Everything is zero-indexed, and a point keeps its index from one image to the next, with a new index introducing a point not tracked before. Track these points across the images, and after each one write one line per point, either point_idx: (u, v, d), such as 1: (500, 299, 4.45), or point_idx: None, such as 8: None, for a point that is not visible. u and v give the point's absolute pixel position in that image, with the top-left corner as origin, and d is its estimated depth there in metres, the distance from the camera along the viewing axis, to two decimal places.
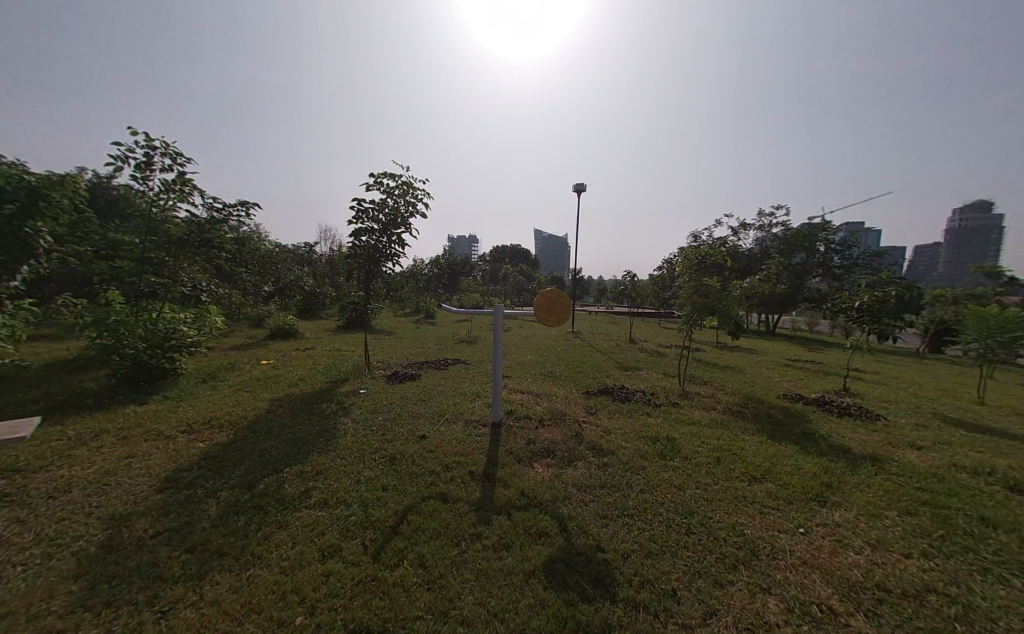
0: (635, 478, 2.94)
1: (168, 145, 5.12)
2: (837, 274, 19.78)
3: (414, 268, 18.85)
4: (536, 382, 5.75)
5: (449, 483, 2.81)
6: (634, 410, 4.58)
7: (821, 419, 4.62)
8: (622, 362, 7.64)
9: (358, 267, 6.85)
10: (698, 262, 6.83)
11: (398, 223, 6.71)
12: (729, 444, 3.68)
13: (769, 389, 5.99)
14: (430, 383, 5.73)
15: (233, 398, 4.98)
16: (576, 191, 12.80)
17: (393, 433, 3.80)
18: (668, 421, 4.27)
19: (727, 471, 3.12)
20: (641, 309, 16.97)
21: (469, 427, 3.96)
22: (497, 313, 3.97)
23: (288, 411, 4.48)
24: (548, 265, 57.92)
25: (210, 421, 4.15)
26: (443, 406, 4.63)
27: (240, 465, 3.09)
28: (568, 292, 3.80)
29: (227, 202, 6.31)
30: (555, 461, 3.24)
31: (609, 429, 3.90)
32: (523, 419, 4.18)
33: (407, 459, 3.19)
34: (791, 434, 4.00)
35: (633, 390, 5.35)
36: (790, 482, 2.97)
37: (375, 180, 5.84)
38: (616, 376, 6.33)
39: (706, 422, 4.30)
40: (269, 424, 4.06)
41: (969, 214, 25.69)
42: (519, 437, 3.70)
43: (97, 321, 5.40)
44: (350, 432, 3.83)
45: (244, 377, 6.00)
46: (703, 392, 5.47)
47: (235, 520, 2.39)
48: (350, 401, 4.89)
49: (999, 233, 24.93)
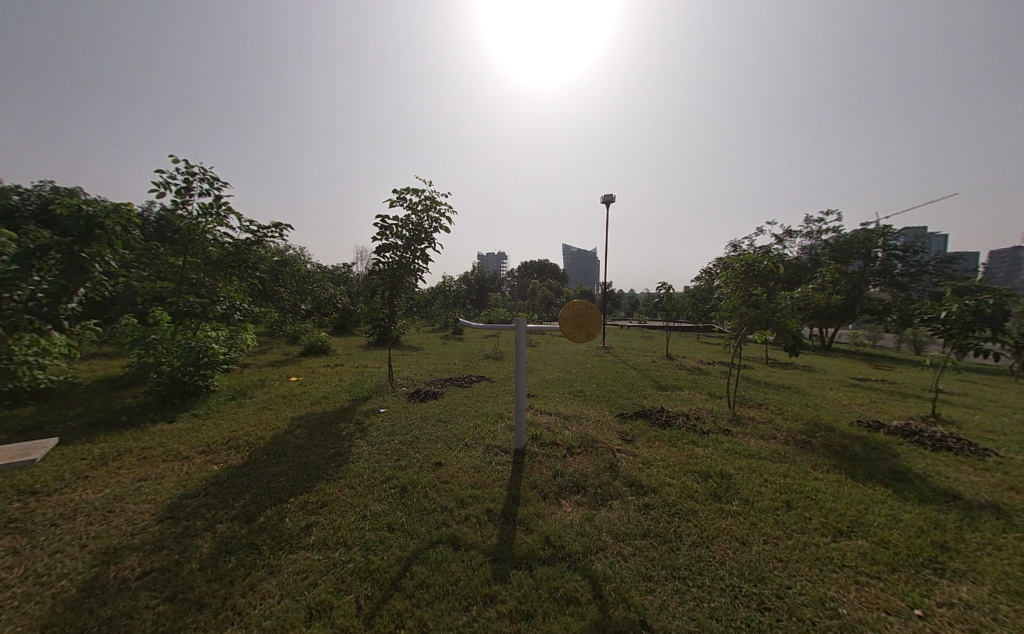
0: (686, 528, 2.45)
1: (207, 170, 5.31)
2: (902, 283, 17.85)
3: (444, 286, 19.08)
4: (565, 402, 5.32)
5: (463, 524, 2.45)
6: (677, 438, 4.02)
7: (912, 455, 3.84)
8: (660, 381, 7.02)
9: (382, 283, 6.76)
10: (746, 270, 6.02)
11: (422, 238, 6.61)
12: (799, 484, 3.06)
13: (838, 414, 5.19)
14: (453, 403, 5.44)
15: (256, 416, 4.91)
16: (605, 201, 12.39)
17: (407, 459, 3.49)
18: (719, 451, 3.68)
19: (800, 522, 2.55)
20: (678, 323, 16.06)
21: (490, 454, 3.59)
22: (520, 327, 3.62)
23: (305, 432, 4.32)
24: (578, 279, 57.22)
25: (228, 441, 4.04)
26: (463, 428, 4.30)
27: (245, 493, 2.89)
28: (598, 304, 3.39)
29: (262, 224, 6.48)
30: (586, 499, 2.80)
31: (649, 461, 3.39)
32: (549, 446, 3.76)
33: (418, 492, 2.86)
34: (877, 474, 3.32)
35: (674, 413, 4.79)
36: (888, 540, 2.36)
37: (398, 195, 5.80)
38: (653, 396, 5.75)
39: (766, 454, 3.68)
40: (283, 446, 3.89)
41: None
42: (545, 467, 3.28)
43: (138, 340, 5.58)
44: (364, 457, 3.58)
45: (271, 394, 5.99)
46: (757, 417, 4.81)
47: (224, 561, 2.15)
48: (368, 421, 4.67)
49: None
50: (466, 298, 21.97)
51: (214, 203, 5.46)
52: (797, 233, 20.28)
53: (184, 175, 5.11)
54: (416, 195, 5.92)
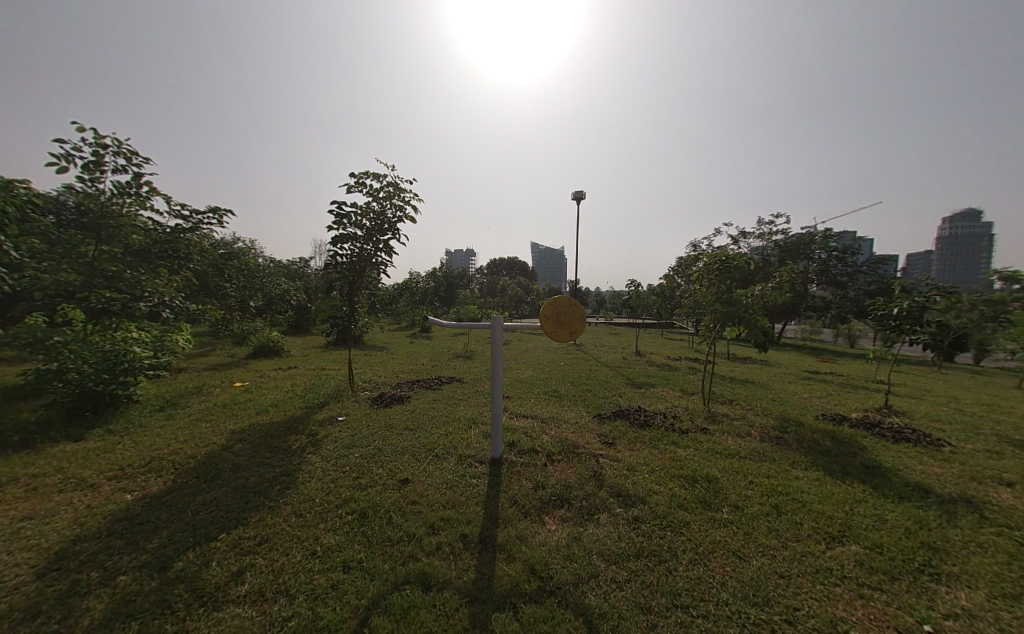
0: (681, 543, 2.25)
1: (123, 142, 4.49)
2: (842, 282, 19.22)
3: (409, 283, 18.35)
4: (540, 404, 5.06)
5: (434, 556, 2.10)
6: (658, 439, 3.87)
7: (879, 448, 3.92)
8: (633, 378, 6.95)
9: (340, 278, 6.16)
10: (718, 267, 6.03)
11: (384, 228, 6.10)
12: (785, 485, 2.98)
13: (804, 408, 5.30)
14: (420, 407, 5.03)
15: (189, 430, 4.25)
16: (575, 197, 12.31)
17: (369, 477, 3.08)
18: (701, 452, 3.56)
19: (793, 528, 2.43)
20: (643, 320, 16.40)
21: (463, 465, 3.25)
22: (496, 324, 3.30)
23: (247, 448, 3.75)
24: (545, 277, 57.63)
25: (149, 463, 3.41)
26: (432, 436, 3.92)
27: (161, 532, 2.36)
28: (582, 300, 3.15)
29: (196, 209, 5.70)
30: (571, 515, 2.54)
31: (634, 466, 3.19)
32: (528, 453, 3.47)
33: (380, 517, 2.48)
34: (854, 470, 3.32)
35: (652, 412, 4.67)
36: (881, 544, 2.29)
37: (357, 179, 5.27)
38: (629, 395, 5.63)
39: (746, 453, 3.60)
40: (218, 466, 3.32)
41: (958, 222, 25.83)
42: (525, 479, 2.99)
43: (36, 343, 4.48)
44: (316, 476, 3.12)
45: (208, 403, 5.26)
46: (732, 414, 4.81)
47: (123, 630, 1.68)
48: (324, 432, 4.16)
49: (991, 243, 24.75)
50: (432, 295, 21.25)
51: (133, 182, 4.70)
52: (751, 234, 21.35)
53: (92, 147, 4.32)
54: (378, 181, 5.42)
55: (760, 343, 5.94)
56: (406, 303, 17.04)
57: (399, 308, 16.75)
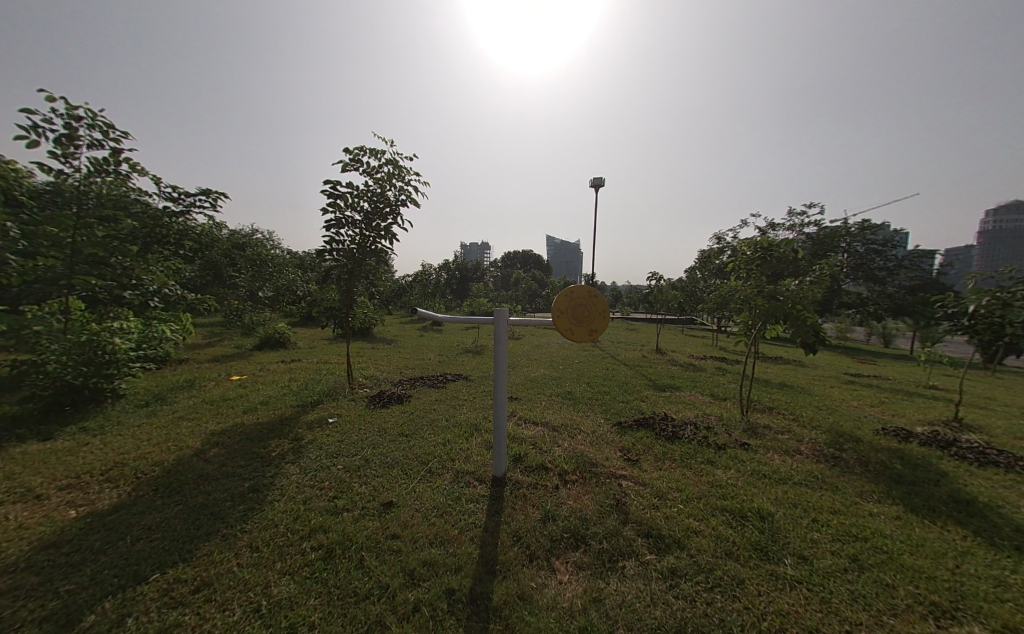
0: (736, 615, 1.68)
1: (95, 112, 4.06)
2: (879, 277, 17.89)
3: (420, 276, 17.98)
4: (553, 408, 4.52)
5: (407, 624, 1.62)
6: (691, 457, 3.27)
7: (964, 474, 3.23)
8: (655, 380, 6.32)
9: (337, 266, 5.69)
10: (759, 257, 5.27)
11: (385, 212, 5.62)
12: (860, 527, 2.36)
13: (857, 420, 4.58)
14: (420, 409, 4.56)
15: (166, 431, 3.88)
16: (593, 184, 11.54)
17: (347, 497, 2.60)
18: (745, 476, 2.96)
19: (885, 594, 1.83)
20: (663, 317, 15.59)
21: (459, 485, 2.76)
22: (500, 319, 2.75)
23: (221, 454, 3.34)
24: (561, 270, 56.76)
25: (109, 470, 3.03)
26: (427, 446, 3.43)
27: (88, 569, 1.95)
28: (604, 291, 2.59)
29: (186, 190, 5.34)
30: (588, 563, 2.00)
31: (665, 494, 2.62)
32: (536, 471, 2.94)
33: (350, 557, 2.00)
34: (945, 507, 2.65)
35: (681, 422, 4.06)
36: (1014, 627, 1.67)
37: (353, 157, 4.78)
38: (652, 399, 5.03)
39: (800, 477, 2.98)
40: (181, 478, 2.91)
41: (1004, 214, 23.88)
42: (532, 508, 2.46)
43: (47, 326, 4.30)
44: (289, 493, 2.67)
45: (196, 399, 4.91)
46: (774, 425, 4.16)
47: None
48: (310, 437, 3.73)
49: None
50: (445, 287, 20.90)
51: (112, 159, 4.40)
52: (779, 226, 20.13)
53: (63, 119, 4.00)
54: (375, 159, 4.92)
55: (808, 344, 5.15)
56: (418, 296, 16.71)
57: (410, 301, 16.40)
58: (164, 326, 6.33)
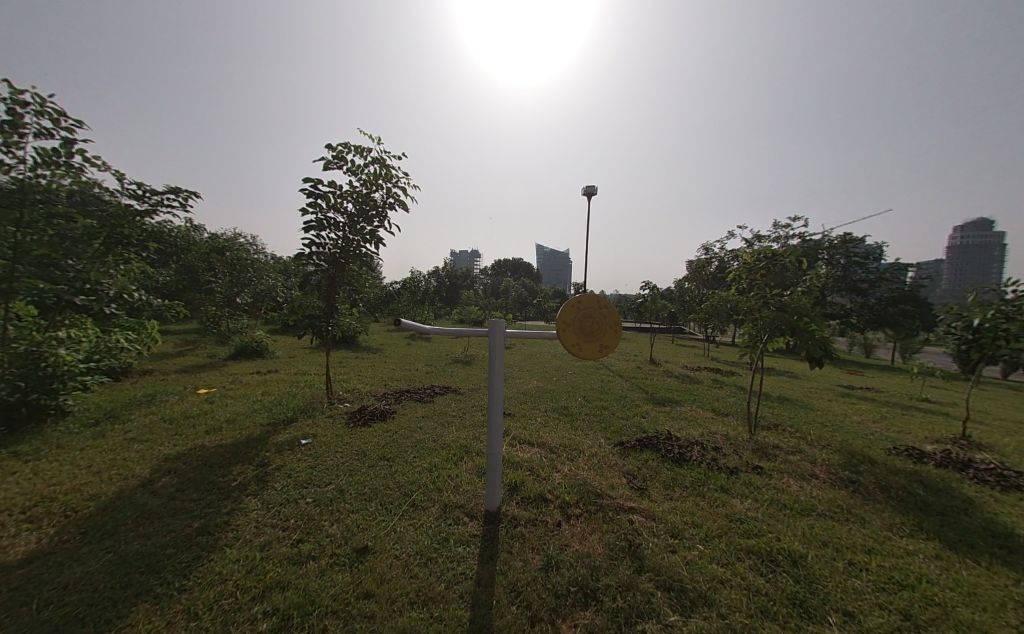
0: None
1: (47, 97, 3.64)
2: (862, 289, 18.16)
3: (408, 282, 17.58)
4: (549, 426, 4.19)
5: None
6: (703, 484, 2.98)
7: (990, 501, 3.02)
8: (653, 393, 6.06)
9: (316, 271, 5.29)
10: (763, 266, 5.04)
11: (371, 215, 5.28)
12: (901, 572, 2.09)
13: (866, 438, 4.38)
14: (405, 426, 4.19)
15: (112, 456, 3.41)
16: (585, 191, 11.40)
17: (315, 541, 2.22)
18: (764, 507, 2.68)
19: None
20: (654, 326, 15.49)
21: (446, 522, 2.41)
22: (496, 331, 2.43)
23: (172, 485, 2.90)
24: (549, 279, 56.77)
25: (33, 508, 2.57)
26: (412, 472, 3.06)
27: None
28: (616, 300, 2.31)
29: (153, 188, 4.92)
30: (601, 626, 1.68)
31: (680, 532, 2.32)
32: (535, 504, 2.60)
33: (312, 626, 1.64)
34: (985, 543, 2.41)
35: (687, 441, 3.78)
36: None
37: (336, 154, 4.44)
38: (653, 415, 4.75)
39: (823, 508, 2.71)
40: (120, 516, 2.48)
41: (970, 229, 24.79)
42: (532, 553, 2.13)
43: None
44: (246, 537, 2.27)
45: (154, 417, 4.43)
46: (784, 445, 3.92)
47: None
48: (279, 462, 3.32)
49: (1006, 251, 23.81)
50: (433, 295, 20.49)
51: (63, 149, 3.97)
52: (765, 237, 20.42)
53: (6, 103, 3.57)
54: (361, 158, 4.60)
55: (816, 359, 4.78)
56: (405, 304, 16.27)
57: (397, 308, 15.94)
58: (123, 335, 5.78)
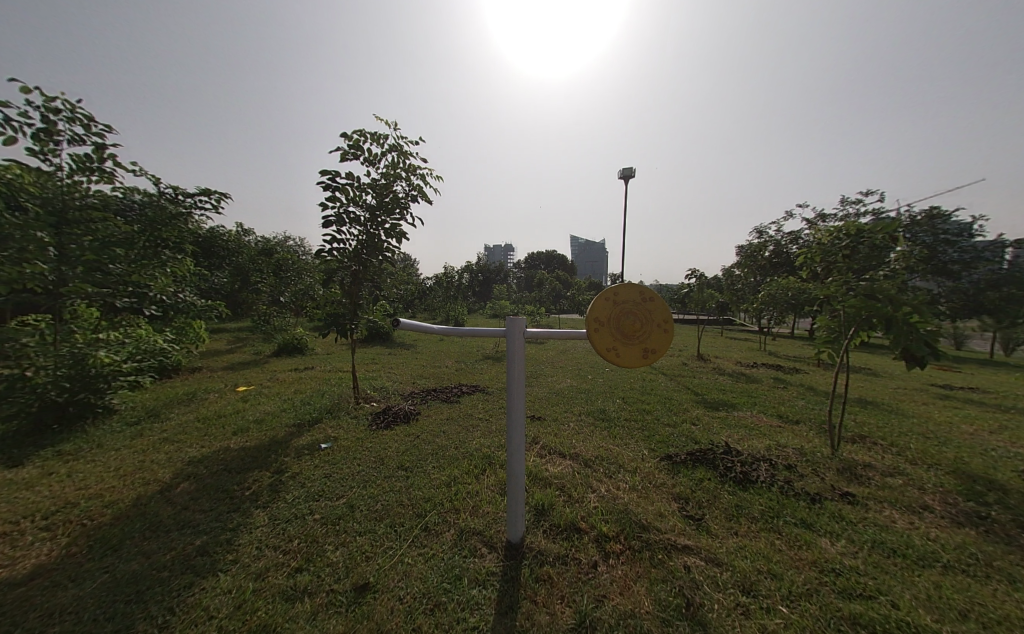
0: None
1: (75, 101, 3.67)
2: (953, 271, 15.70)
3: (442, 278, 17.62)
4: (584, 434, 3.74)
5: None
6: (777, 515, 2.41)
7: None
8: (704, 394, 5.39)
9: (341, 268, 5.16)
10: (842, 246, 4.22)
11: (393, 207, 5.04)
12: None
13: (986, 456, 3.50)
14: (429, 430, 3.93)
15: (141, 458, 3.42)
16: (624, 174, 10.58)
17: (314, 570, 1.97)
18: (864, 551, 2.09)
19: None
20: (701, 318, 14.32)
21: (461, 555, 2.06)
22: (515, 330, 2.03)
23: (187, 493, 2.80)
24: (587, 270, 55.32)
25: (53, 515, 2.54)
26: (429, 487, 2.76)
27: None
28: (662, 291, 1.84)
29: (184, 190, 4.99)
30: None
31: (755, 586, 1.81)
32: (566, 535, 2.19)
33: None
34: None
35: (751, 456, 3.18)
36: None
37: (352, 143, 4.22)
38: (705, 421, 4.16)
39: (950, 558, 2.06)
40: (129, 528, 2.38)
41: None
42: (562, 605, 1.72)
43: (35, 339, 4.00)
44: (244, 562, 2.06)
45: (191, 416, 4.53)
46: (878, 463, 3.19)
47: None
48: (295, 469, 3.15)
49: None
50: (467, 290, 20.42)
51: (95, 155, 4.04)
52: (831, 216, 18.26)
53: (39, 111, 3.63)
54: (378, 146, 4.35)
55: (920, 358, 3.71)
56: (440, 299, 16.31)
57: (432, 304, 16.00)
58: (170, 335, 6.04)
